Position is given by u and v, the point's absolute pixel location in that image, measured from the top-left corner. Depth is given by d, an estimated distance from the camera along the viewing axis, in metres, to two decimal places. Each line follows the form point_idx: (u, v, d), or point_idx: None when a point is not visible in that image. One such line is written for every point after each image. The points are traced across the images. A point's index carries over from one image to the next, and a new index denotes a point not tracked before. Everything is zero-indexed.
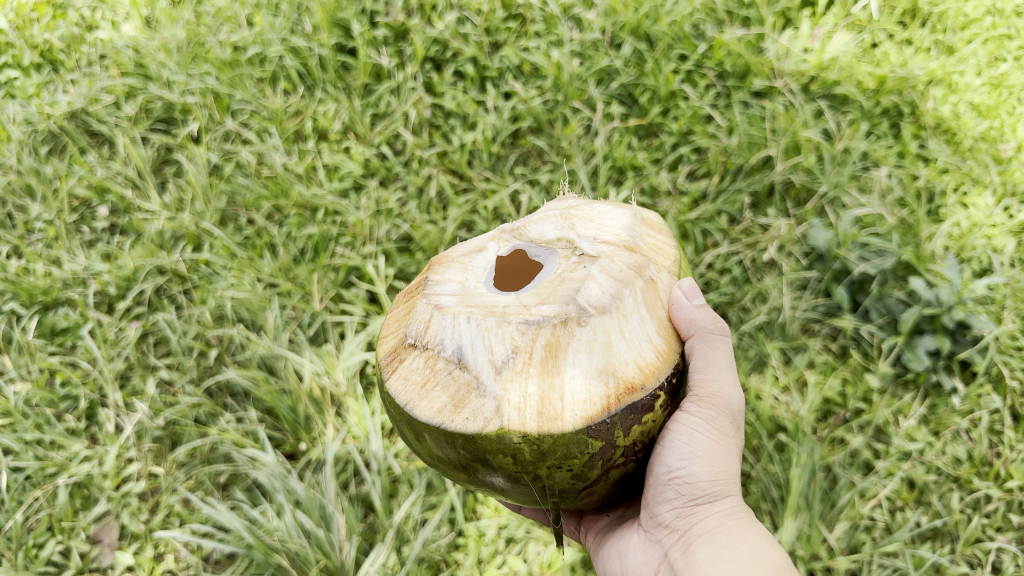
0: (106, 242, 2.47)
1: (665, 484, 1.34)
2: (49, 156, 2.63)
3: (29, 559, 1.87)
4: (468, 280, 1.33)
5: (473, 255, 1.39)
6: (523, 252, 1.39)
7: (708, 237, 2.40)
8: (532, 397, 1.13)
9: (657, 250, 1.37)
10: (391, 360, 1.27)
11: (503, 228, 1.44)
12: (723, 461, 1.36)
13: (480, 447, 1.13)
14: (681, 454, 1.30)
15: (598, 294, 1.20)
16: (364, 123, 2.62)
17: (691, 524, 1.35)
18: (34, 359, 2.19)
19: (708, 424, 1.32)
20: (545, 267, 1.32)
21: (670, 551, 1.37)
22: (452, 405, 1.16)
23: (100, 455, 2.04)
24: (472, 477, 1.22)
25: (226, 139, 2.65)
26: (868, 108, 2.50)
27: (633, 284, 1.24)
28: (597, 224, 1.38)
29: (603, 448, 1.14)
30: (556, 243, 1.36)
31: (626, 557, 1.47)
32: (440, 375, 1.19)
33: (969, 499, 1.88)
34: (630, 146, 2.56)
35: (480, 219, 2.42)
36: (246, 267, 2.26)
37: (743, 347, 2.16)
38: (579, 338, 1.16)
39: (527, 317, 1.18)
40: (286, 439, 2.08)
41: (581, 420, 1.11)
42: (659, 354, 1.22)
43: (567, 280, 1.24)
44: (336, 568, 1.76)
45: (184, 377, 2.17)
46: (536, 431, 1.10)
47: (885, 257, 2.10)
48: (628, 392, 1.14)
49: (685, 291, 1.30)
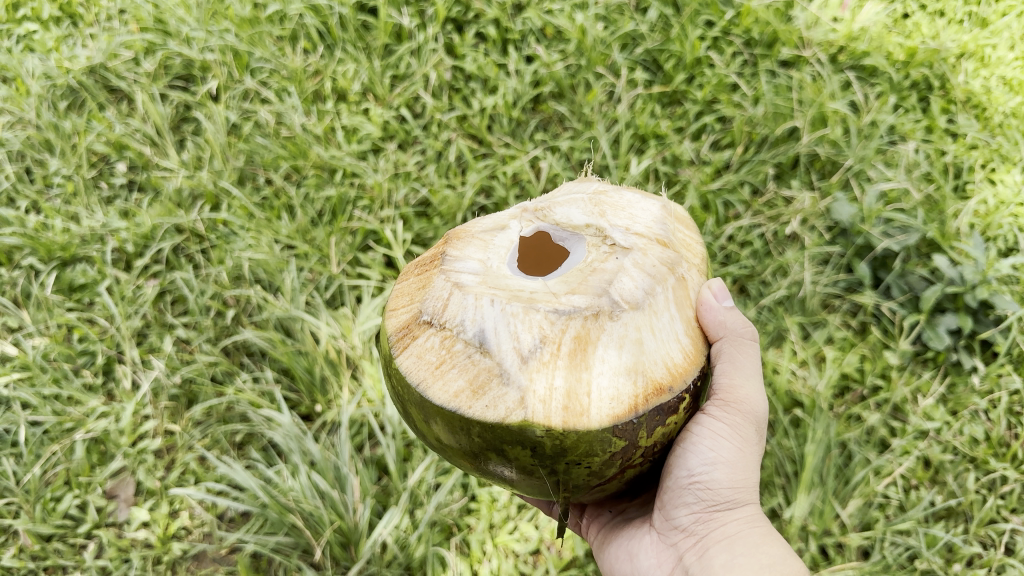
0: (124, 199, 2.46)
1: (684, 488, 1.32)
2: (68, 111, 2.62)
3: (46, 511, 1.91)
4: (490, 259, 1.27)
5: (494, 232, 1.33)
6: (547, 235, 1.34)
7: (730, 209, 2.35)
8: (559, 390, 1.10)
9: (687, 246, 1.34)
10: (403, 337, 1.22)
11: (526, 207, 1.39)
12: (744, 470, 1.35)
13: (498, 436, 1.11)
14: (704, 459, 1.30)
15: (632, 288, 1.18)
16: (383, 85, 2.59)
17: (709, 529, 1.33)
18: (52, 315, 2.20)
19: (732, 431, 1.32)
20: (574, 256, 1.28)
21: (686, 555, 1.35)
22: (469, 390, 1.13)
23: (117, 412, 2.05)
24: (481, 466, 1.19)
25: (246, 97, 2.63)
26: (897, 80, 2.47)
27: (666, 280, 1.22)
28: (628, 213, 1.34)
29: (624, 447, 1.13)
30: (584, 229, 1.31)
31: (637, 558, 1.45)
32: (458, 357, 1.15)
33: (985, 480, 1.87)
34: (653, 114, 2.51)
35: (499, 185, 2.38)
36: (264, 228, 2.26)
37: (762, 321, 2.12)
38: (610, 333, 1.14)
39: (557, 305, 1.15)
40: (302, 400, 2.08)
41: (608, 419, 1.09)
42: (687, 355, 1.20)
43: (598, 271, 1.21)
44: (350, 529, 1.79)
45: (201, 336, 2.16)
46: (561, 426, 1.08)
47: (909, 234, 2.08)
48: (656, 393, 1.13)
49: (715, 291, 1.29)
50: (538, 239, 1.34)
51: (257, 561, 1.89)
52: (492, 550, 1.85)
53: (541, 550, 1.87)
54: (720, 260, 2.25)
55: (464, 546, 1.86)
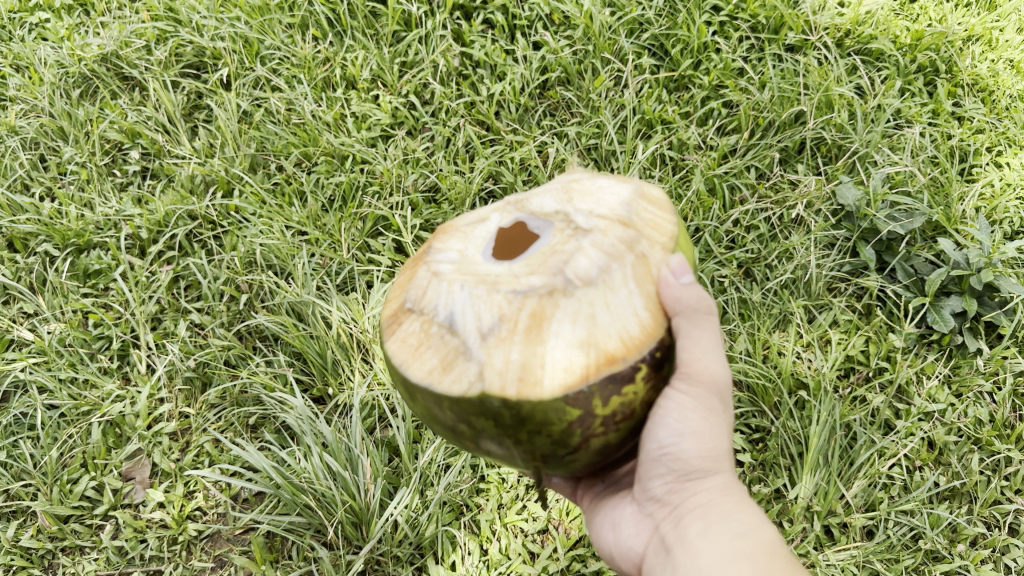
0: (138, 186, 2.50)
1: (655, 459, 1.28)
2: (82, 99, 2.66)
3: (64, 493, 1.95)
4: (468, 248, 1.22)
5: (474, 223, 1.27)
6: (523, 223, 1.22)
7: (737, 194, 2.34)
8: (514, 362, 1.07)
9: (653, 226, 1.21)
10: (391, 323, 1.22)
11: (508, 199, 1.30)
12: (714, 438, 1.29)
13: (464, 410, 1.09)
14: (671, 430, 1.23)
15: (587, 267, 1.11)
16: (392, 72, 2.61)
17: (682, 498, 1.30)
18: (68, 301, 2.24)
19: (697, 402, 1.23)
20: (540, 239, 1.19)
21: (661, 525, 1.32)
22: (440, 368, 1.12)
23: (132, 395, 2.10)
24: (464, 440, 1.18)
25: (257, 85, 2.66)
26: (903, 64, 2.50)
27: (623, 258, 1.14)
28: (595, 198, 1.23)
29: (581, 416, 1.07)
30: (552, 216, 1.21)
31: (619, 528, 1.42)
32: (433, 338, 1.14)
33: (989, 461, 1.90)
34: (660, 100, 2.52)
35: (507, 171, 2.39)
36: (276, 214, 2.30)
37: (767, 304, 2.15)
38: (564, 308, 1.09)
39: (515, 286, 1.11)
40: (314, 383, 2.11)
41: (559, 388, 1.05)
42: (646, 329, 1.12)
43: (558, 250, 1.14)
44: (361, 509, 1.84)
45: (215, 321, 2.19)
46: (516, 396, 1.05)
47: (914, 217, 2.13)
48: (608, 363, 1.07)
49: (675, 267, 1.17)
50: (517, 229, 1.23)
51: (271, 540, 1.94)
52: (502, 529, 1.89)
53: (549, 529, 1.90)
54: (726, 244, 2.26)
55: (473, 525, 1.91)
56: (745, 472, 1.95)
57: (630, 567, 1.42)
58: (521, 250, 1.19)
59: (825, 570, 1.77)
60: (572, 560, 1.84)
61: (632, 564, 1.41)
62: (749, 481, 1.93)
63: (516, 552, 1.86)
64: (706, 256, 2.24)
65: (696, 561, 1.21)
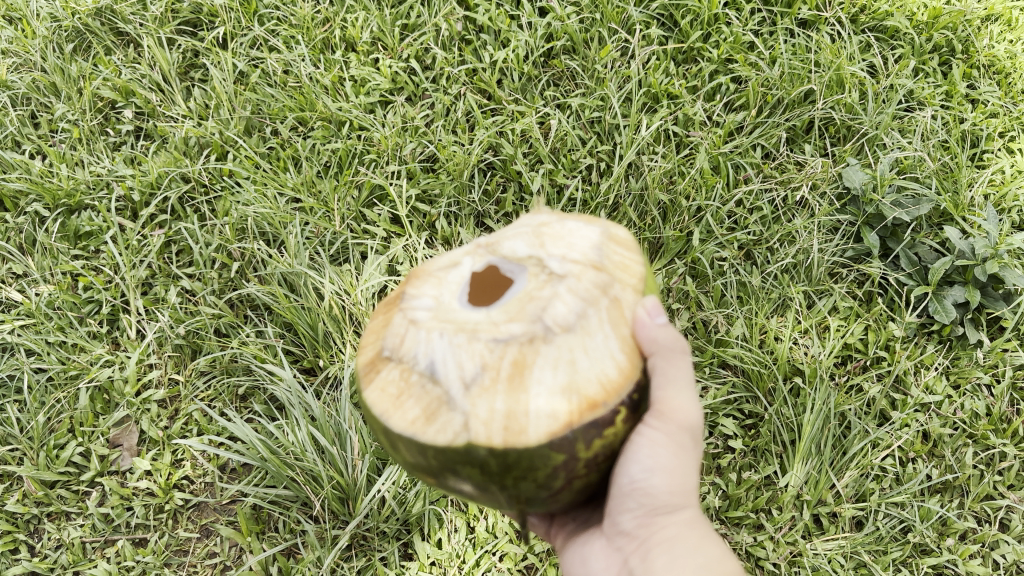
0: (131, 146, 2.46)
1: (625, 495, 1.24)
2: (75, 54, 2.60)
3: (51, 458, 1.94)
4: (443, 294, 1.16)
5: (447, 267, 1.21)
6: (496, 267, 1.17)
7: (741, 173, 2.28)
8: (499, 412, 1.04)
9: (623, 268, 1.18)
10: (369, 371, 1.17)
11: (480, 241, 1.24)
12: (684, 473, 1.27)
13: (450, 458, 1.06)
14: (643, 466, 1.20)
15: (565, 313, 1.08)
16: (393, 35, 2.54)
17: (652, 532, 1.27)
18: (57, 262, 2.22)
19: (669, 439, 1.20)
20: (514, 283, 1.14)
21: (631, 559, 1.29)
22: (424, 418, 1.08)
23: (122, 360, 2.07)
24: (443, 482, 1.15)
25: (254, 45, 2.60)
26: (919, 43, 2.43)
27: (598, 302, 1.11)
28: (567, 242, 1.17)
29: (565, 460, 1.05)
30: (526, 261, 1.15)
31: (589, 563, 1.38)
32: (414, 387, 1.10)
33: (983, 455, 1.88)
34: (667, 72, 2.45)
35: (507, 143, 2.32)
36: (270, 180, 2.26)
37: (767, 288, 2.10)
38: (545, 355, 1.05)
39: (495, 333, 1.07)
40: (304, 355, 2.07)
41: (545, 435, 1.02)
42: (624, 371, 1.10)
43: (535, 296, 1.10)
44: (348, 485, 1.83)
45: (206, 288, 2.16)
46: (503, 445, 1.02)
47: (921, 204, 2.08)
48: (590, 409, 1.05)
49: (648, 308, 1.15)
50: (492, 273, 1.18)
51: (257, 512, 1.92)
52: (489, 508, 1.86)
53: None
54: (727, 225, 2.21)
55: (461, 503, 1.88)
56: (735, 458, 1.93)
57: None
58: (496, 297, 1.15)
59: (812, 560, 1.76)
60: None
61: None
62: (740, 467, 1.92)
63: (503, 531, 1.84)
64: (707, 237, 2.18)
65: None
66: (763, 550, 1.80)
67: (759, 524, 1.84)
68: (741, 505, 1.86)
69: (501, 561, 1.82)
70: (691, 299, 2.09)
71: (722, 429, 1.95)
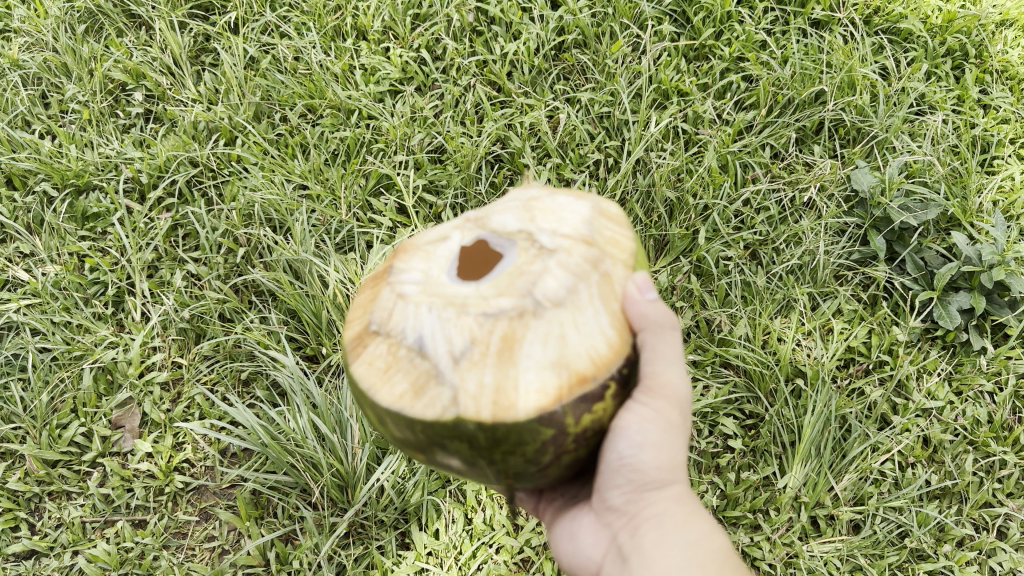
0: (140, 128, 2.46)
1: (614, 470, 1.24)
2: (87, 35, 2.61)
3: (53, 438, 1.96)
4: (431, 268, 1.16)
5: (435, 241, 1.20)
6: (485, 242, 1.16)
7: (749, 172, 2.28)
8: (488, 386, 1.04)
9: (614, 243, 1.18)
10: (356, 345, 1.17)
11: (468, 214, 1.24)
12: (673, 450, 1.26)
13: (439, 432, 1.07)
14: (631, 442, 1.19)
15: (555, 287, 1.07)
16: (405, 24, 2.54)
17: (640, 508, 1.27)
18: (64, 243, 2.22)
19: (658, 414, 1.20)
20: (504, 257, 1.13)
21: (619, 534, 1.29)
22: (412, 392, 1.09)
23: (125, 342, 2.08)
24: (431, 457, 1.15)
25: (265, 30, 2.60)
26: (932, 46, 2.41)
27: (589, 277, 1.10)
28: (557, 216, 1.17)
29: (554, 435, 1.06)
30: (515, 234, 1.15)
31: (578, 538, 1.39)
32: (402, 361, 1.10)
33: (983, 463, 1.88)
34: (678, 69, 2.44)
35: (515, 135, 2.32)
36: (278, 167, 2.26)
37: (772, 289, 2.10)
38: (534, 330, 1.05)
39: (484, 308, 1.07)
40: (307, 342, 2.08)
41: (533, 410, 1.02)
42: (613, 347, 1.10)
43: (524, 271, 1.09)
44: (347, 473, 1.84)
45: (212, 273, 2.17)
46: (491, 419, 1.03)
47: (930, 209, 2.07)
48: (580, 384, 1.05)
49: (639, 284, 1.15)
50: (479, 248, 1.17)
51: (256, 497, 1.93)
52: (487, 500, 1.87)
53: None
54: (734, 224, 2.20)
55: (459, 494, 1.88)
56: (735, 458, 1.93)
57: None
58: (485, 270, 1.14)
59: (808, 562, 1.77)
60: None
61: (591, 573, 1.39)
62: (739, 466, 1.92)
63: (500, 523, 1.84)
64: (713, 236, 2.17)
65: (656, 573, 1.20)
66: (759, 550, 1.80)
67: (756, 524, 1.85)
68: (740, 504, 1.86)
69: (498, 553, 1.83)
70: (695, 298, 2.09)
71: (722, 428, 1.95)
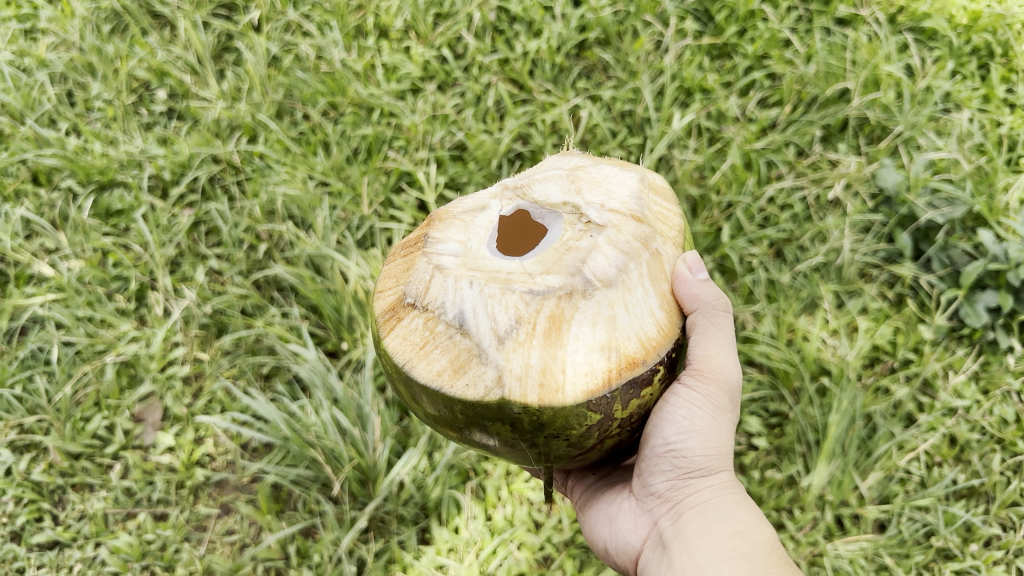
0: (163, 126, 2.48)
1: (659, 456, 1.31)
2: (112, 35, 2.63)
3: (76, 431, 1.97)
4: (471, 240, 1.21)
5: (474, 211, 1.25)
6: (526, 212, 1.25)
7: (773, 169, 2.28)
8: (534, 367, 1.06)
9: (663, 219, 1.26)
10: (389, 318, 1.17)
11: (507, 182, 1.30)
12: (720, 437, 1.33)
13: (479, 413, 1.08)
14: (678, 428, 1.28)
15: (605, 267, 1.11)
16: (426, 23, 2.54)
17: (684, 495, 1.32)
18: (88, 239, 2.23)
19: (707, 400, 1.28)
20: (552, 233, 1.20)
21: (661, 520, 1.34)
22: (451, 369, 1.09)
23: (147, 337, 2.08)
24: (464, 434, 1.16)
25: (288, 29, 2.61)
26: (957, 45, 2.37)
27: (639, 256, 1.15)
28: (604, 189, 1.25)
29: (600, 420, 1.09)
30: (561, 207, 1.22)
31: (616, 523, 1.43)
32: (440, 337, 1.11)
33: (1011, 462, 1.84)
34: (700, 66, 2.44)
35: (536, 132, 2.33)
36: (300, 164, 2.26)
37: (796, 287, 2.07)
38: (584, 311, 1.09)
39: (532, 286, 1.10)
40: (329, 337, 2.09)
41: (582, 394, 1.05)
42: (661, 329, 1.14)
43: (572, 249, 1.14)
44: (368, 467, 1.82)
45: (233, 268, 2.18)
46: (537, 403, 1.05)
47: (956, 206, 2.02)
48: (629, 367, 1.08)
49: (689, 264, 1.22)
50: (519, 218, 1.26)
51: (277, 491, 1.93)
52: (507, 497, 1.87)
53: (555, 499, 1.87)
54: (758, 222, 2.19)
55: (480, 491, 1.88)
56: (759, 457, 1.93)
57: (626, 563, 1.43)
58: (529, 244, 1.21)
59: (833, 561, 1.75)
60: (577, 532, 1.82)
61: (629, 559, 1.42)
62: (763, 465, 1.92)
63: (520, 520, 1.84)
64: (737, 234, 2.18)
65: (698, 559, 1.23)
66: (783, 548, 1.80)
67: (781, 522, 1.84)
68: (764, 502, 1.87)
69: (518, 550, 1.81)
70: None
71: (746, 426, 1.96)
